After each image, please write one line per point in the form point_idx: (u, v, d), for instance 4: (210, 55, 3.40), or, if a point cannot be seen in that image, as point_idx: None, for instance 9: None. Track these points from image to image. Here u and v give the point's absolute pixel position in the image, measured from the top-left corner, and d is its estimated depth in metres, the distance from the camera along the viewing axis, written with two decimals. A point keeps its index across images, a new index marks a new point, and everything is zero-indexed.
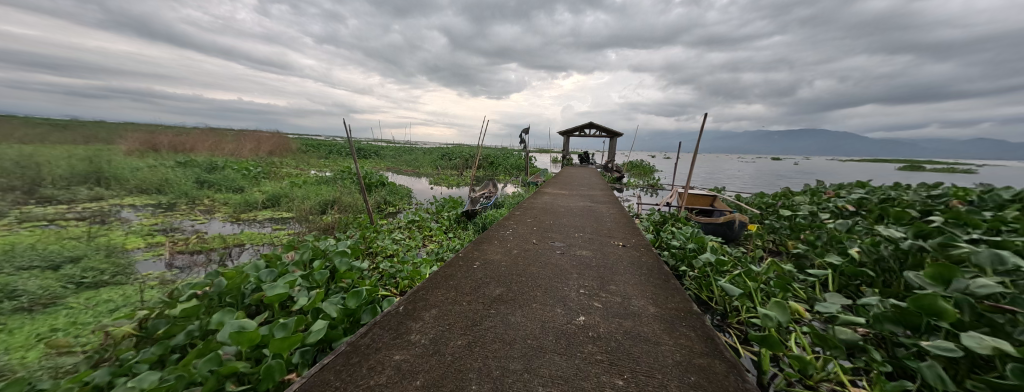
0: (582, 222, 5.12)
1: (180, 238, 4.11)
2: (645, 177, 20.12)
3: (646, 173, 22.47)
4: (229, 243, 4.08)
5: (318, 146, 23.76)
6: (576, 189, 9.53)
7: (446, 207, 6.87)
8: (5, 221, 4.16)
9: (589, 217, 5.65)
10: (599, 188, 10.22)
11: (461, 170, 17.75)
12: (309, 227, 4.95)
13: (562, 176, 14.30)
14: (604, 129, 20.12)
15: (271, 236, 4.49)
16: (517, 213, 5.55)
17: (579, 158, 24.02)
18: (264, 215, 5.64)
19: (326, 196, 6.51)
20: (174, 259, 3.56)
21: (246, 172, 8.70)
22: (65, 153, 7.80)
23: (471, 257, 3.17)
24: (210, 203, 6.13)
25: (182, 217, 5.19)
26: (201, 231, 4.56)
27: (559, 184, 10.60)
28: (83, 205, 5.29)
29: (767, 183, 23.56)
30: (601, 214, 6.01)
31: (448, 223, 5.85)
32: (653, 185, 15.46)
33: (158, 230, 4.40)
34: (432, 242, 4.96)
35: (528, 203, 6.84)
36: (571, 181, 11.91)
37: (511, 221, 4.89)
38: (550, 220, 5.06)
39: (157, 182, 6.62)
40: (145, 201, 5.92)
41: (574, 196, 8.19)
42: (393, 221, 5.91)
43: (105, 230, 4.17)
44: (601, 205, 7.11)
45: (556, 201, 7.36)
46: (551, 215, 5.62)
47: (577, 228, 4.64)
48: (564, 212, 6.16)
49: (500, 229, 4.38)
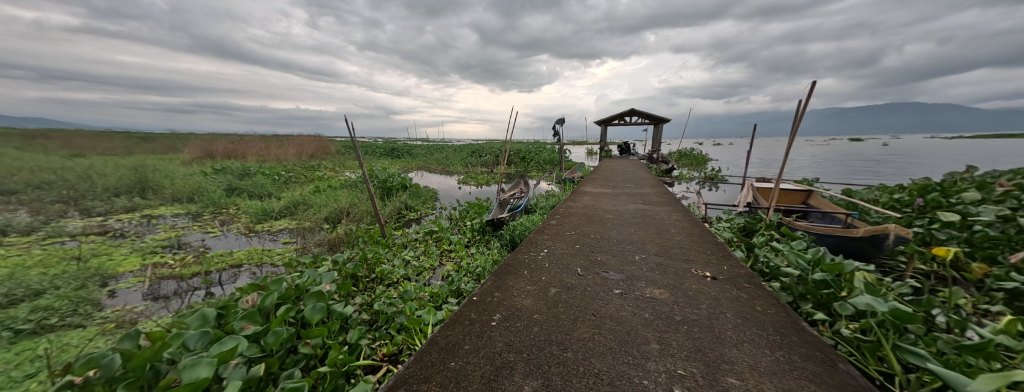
0: (640, 232, 3.90)
1: (179, 258, 3.71)
2: (698, 167, 17.63)
3: (699, 163, 19.77)
4: (222, 265, 3.58)
5: (356, 147, 24.61)
6: (621, 186, 8.14)
7: (470, 213, 6.05)
8: (30, 238, 4.13)
9: (646, 224, 4.39)
10: (648, 183, 8.68)
11: (491, 166, 17.01)
12: (315, 243, 4.38)
13: (601, 169, 12.81)
14: (649, 116, 17.90)
15: (272, 256, 3.92)
16: (553, 222, 4.47)
17: (618, 150, 21.98)
18: (278, 226, 5.27)
19: (343, 203, 6.03)
20: (156, 288, 3.08)
21: (277, 177, 8.71)
22: (125, 165, 8.39)
23: (491, 302, 2.20)
24: (233, 212, 5.99)
25: (199, 229, 4.97)
26: (207, 248, 4.18)
27: (599, 180, 9.28)
28: (118, 217, 5.35)
29: (858, 169, 19.36)
30: (660, 219, 4.70)
31: (471, 235, 4.96)
32: (712, 178, 13.23)
33: (164, 247, 4.12)
34: (449, 261, 4.13)
35: (565, 206, 5.70)
36: (613, 176, 10.45)
37: (546, 235, 3.83)
38: (597, 232, 3.93)
39: (190, 190, 6.69)
40: (175, 210, 5.92)
41: (620, 195, 6.87)
42: (409, 233, 5.19)
43: (114, 248, 3.96)
44: (655, 206, 5.78)
45: (600, 202, 6.14)
46: (597, 222, 4.46)
47: (635, 244, 3.45)
48: (612, 216, 4.95)
49: (531, 249, 3.36)
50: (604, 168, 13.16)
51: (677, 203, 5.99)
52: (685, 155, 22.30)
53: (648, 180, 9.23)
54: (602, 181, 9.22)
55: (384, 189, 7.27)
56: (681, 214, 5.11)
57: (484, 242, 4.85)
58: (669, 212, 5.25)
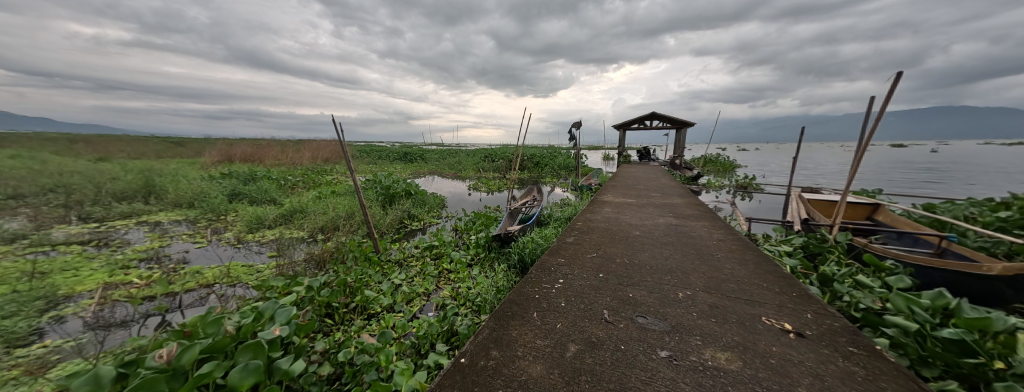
0: (678, 256, 3.17)
1: (147, 274, 3.33)
2: (728, 174, 16.30)
3: (728, 170, 18.34)
4: (189, 285, 3.16)
5: (372, 151, 24.86)
6: (645, 195, 7.33)
7: (476, 225, 5.48)
8: (10, 247, 3.94)
9: (683, 243, 3.65)
10: (675, 192, 7.82)
11: (504, 172, 16.50)
12: (300, 259, 3.93)
13: (621, 176, 11.95)
14: (672, 120, 16.78)
15: (249, 275, 3.47)
16: (570, 240, 3.80)
17: (638, 155, 20.95)
18: (270, 236, 4.90)
19: (341, 211, 5.62)
20: (106, 315, 2.67)
21: (284, 183, 8.55)
22: (141, 169, 8.50)
23: (485, 369, 1.54)
24: (230, 219, 5.72)
25: (187, 239, 4.67)
26: (185, 263, 3.81)
27: (620, 188, 8.49)
28: (115, 224, 5.19)
29: (914, 178, 17.26)
30: (697, 236, 3.95)
31: (474, 252, 4.38)
32: (745, 185, 12.05)
33: (141, 260, 3.79)
34: (446, 284, 3.55)
35: (584, 218, 5.01)
36: (635, 183, 9.60)
37: (562, 258, 3.17)
38: (624, 255, 3.24)
39: (193, 196, 6.55)
40: (174, 217, 5.72)
41: (646, 205, 6.12)
42: (408, 247, 4.67)
43: (89, 261, 3.66)
44: (688, 218, 5.01)
45: (623, 213, 5.42)
46: (623, 241, 3.76)
47: (675, 273, 2.74)
48: (639, 231, 4.24)
49: (544, 278, 2.71)
50: (624, 175, 12.30)
51: (714, 215, 5.17)
52: (711, 161, 20.84)
53: (675, 188, 8.36)
54: (623, 189, 8.43)
55: (388, 196, 6.83)
56: (722, 228, 4.32)
57: (490, 261, 4.24)
58: (707, 227, 4.46)
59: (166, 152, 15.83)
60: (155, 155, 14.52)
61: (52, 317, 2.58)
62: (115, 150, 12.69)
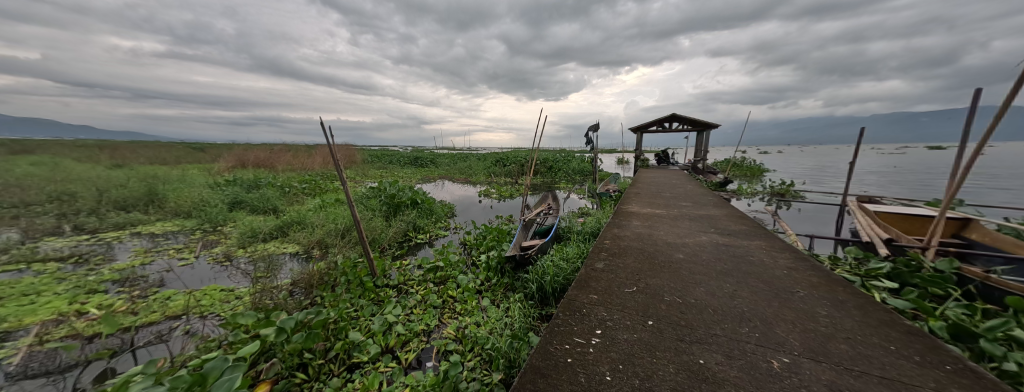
0: (745, 293, 2.48)
1: (111, 302, 2.87)
2: (756, 180, 15.14)
3: (754, 175, 17.15)
4: (152, 318, 2.66)
5: (384, 155, 24.85)
6: (674, 205, 6.60)
7: (487, 239, 4.93)
8: None
9: (743, 271, 2.95)
10: (708, 201, 7.02)
11: (516, 177, 15.92)
12: (287, 282, 3.44)
13: (642, 182, 11.16)
14: (693, 122, 15.76)
15: (224, 305, 2.97)
16: (601, 267, 3.15)
17: (656, 159, 19.94)
18: (263, 251, 4.48)
19: (341, 223, 5.17)
20: (37, 360, 2.15)
21: (289, 190, 8.25)
22: (149, 176, 8.38)
23: None
24: (226, 231, 5.35)
25: (173, 254, 4.28)
26: (160, 286, 3.36)
27: (643, 197, 7.76)
28: (106, 237, 4.89)
29: (973, 183, 15.48)
30: (756, 261, 3.25)
31: (484, 277, 3.80)
32: (780, 192, 11.02)
33: (114, 282, 3.37)
34: (452, 320, 3.00)
35: (612, 235, 4.35)
36: (660, 191, 8.82)
37: (594, 295, 2.53)
38: (673, 290, 2.56)
39: (193, 205, 6.28)
40: (168, 228, 5.40)
41: (679, 218, 5.41)
42: (410, 268, 4.15)
43: (57, 282, 3.26)
44: (735, 234, 4.28)
45: (655, 228, 4.73)
46: (666, 268, 3.08)
47: (752, 322, 2.05)
48: (682, 253, 3.54)
49: (575, 327, 2.06)
50: (645, 181, 11.50)
51: (765, 231, 4.42)
52: (736, 165, 19.60)
53: (707, 197, 7.57)
54: (648, 197, 7.69)
55: (392, 205, 6.37)
56: (782, 249, 3.60)
57: (502, 288, 3.66)
58: (762, 246, 3.75)
59: (184, 157, 16.08)
60: (173, 160, 14.74)
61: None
62: (133, 155, 12.86)
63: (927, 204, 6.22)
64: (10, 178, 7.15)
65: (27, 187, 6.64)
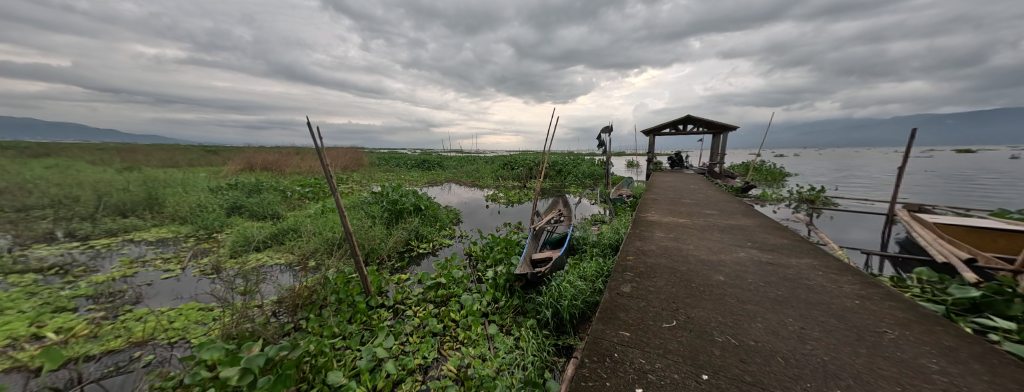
0: (816, 332, 1.99)
1: (74, 325, 2.65)
2: (779, 185, 14.29)
3: (776, 180, 16.25)
4: (113, 345, 2.46)
5: (392, 158, 24.80)
6: (698, 213, 6.06)
7: (494, 251, 4.54)
8: None
9: (803, 299, 2.45)
10: (735, 209, 6.43)
11: (524, 181, 15.50)
12: (272, 301, 3.12)
13: (658, 187, 10.57)
14: (710, 125, 14.98)
15: (198, 329, 2.78)
16: (627, 291, 2.68)
17: (670, 162, 19.22)
18: (253, 262, 4.23)
19: (338, 232, 4.86)
20: None
21: (290, 194, 8.02)
22: (153, 179, 8.32)
23: None
24: (220, 239, 5.15)
25: (160, 266, 4.06)
26: (137, 301, 3.17)
27: (662, 203, 7.23)
28: (98, 244, 4.72)
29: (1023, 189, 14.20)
30: (813, 285, 2.74)
31: (491, 298, 3.44)
32: (809, 199, 10.24)
33: (88, 298, 3.16)
34: (453, 353, 2.64)
35: (634, 249, 3.88)
36: (679, 197, 8.25)
37: (625, 331, 2.07)
38: (724, 326, 2.08)
39: (191, 210, 6.12)
40: (162, 235, 5.24)
41: (707, 228, 4.88)
42: (410, 284, 3.84)
43: (27, 297, 3.03)
44: (777, 249, 3.75)
45: (682, 240, 4.23)
46: (706, 293, 2.60)
47: (842, 379, 1.56)
48: (720, 272, 3.06)
49: (606, 382, 1.60)
50: (661, 185, 10.90)
51: (812, 246, 3.86)
52: (755, 168, 18.66)
53: (732, 204, 6.97)
54: (667, 204, 7.16)
55: (394, 212, 6.03)
56: (841, 270, 3.07)
57: (511, 312, 3.29)
58: (814, 265, 3.22)
59: (196, 159, 16.28)
60: (185, 163, 14.92)
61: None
62: (145, 157, 13.00)
63: (992, 215, 5.49)
64: (18, 181, 7.15)
65: (31, 190, 6.60)
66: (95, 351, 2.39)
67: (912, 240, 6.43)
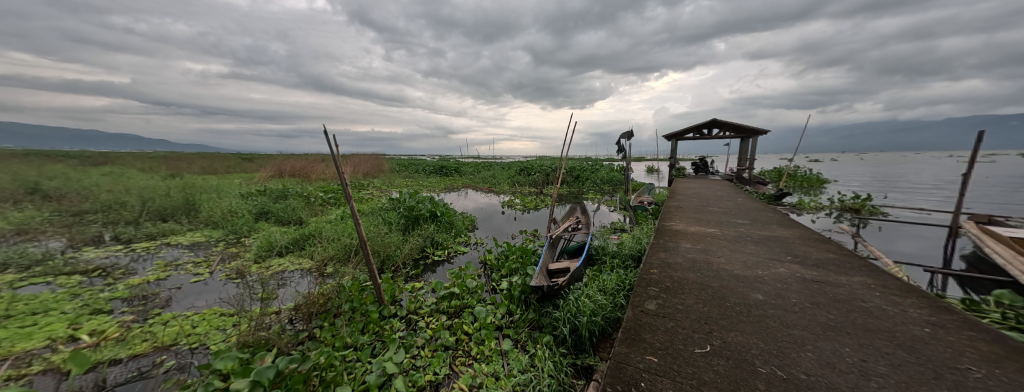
0: (882, 367, 1.70)
1: (105, 328, 3.04)
2: (818, 193, 13.21)
3: (813, 187, 15.10)
4: (139, 350, 2.77)
5: (412, 164, 25.38)
6: (728, 223, 5.64)
7: (510, 260, 4.43)
8: (23, 274, 3.91)
9: (859, 325, 2.14)
10: (770, 218, 5.94)
11: (541, 187, 15.32)
12: (289, 308, 3.18)
13: (682, 193, 10.06)
14: (738, 129, 14.17)
15: (215, 334, 3.07)
16: (652, 309, 2.47)
17: (694, 167, 18.34)
18: (275, 268, 4.41)
19: (355, 239, 4.96)
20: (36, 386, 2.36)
21: (314, 200, 8.31)
22: (192, 185, 8.91)
23: None
24: (247, 244, 5.42)
25: (190, 269, 4.44)
26: (164, 306, 3.56)
27: (687, 211, 6.82)
28: (138, 247, 5.10)
29: None
30: (871, 308, 2.40)
31: (504, 311, 3.34)
32: (853, 208, 9.38)
33: (123, 300, 3.59)
34: (462, 370, 2.55)
35: (659, 261, 3.61)
36: (706, 205, 7.78)
37: (651, 356, 1.88)
38: (767, 355, 1.83)
39: (223, 215, 6.49)
40: (196, 239, 5.58)
41: (740, 240, 4.50)
42: (424, 294, 3.81)
43: (69, 299, 3.47)
44: (823, 265, 3.37)
45: (713, 252, 3.92)
46: (744, 314, 2.34)
47: None
48: (758, 290, 2.77)
49: None
50: (686, 192, 10.37)
51: (865, 262, 3.43)
52: (790, 174, 17.41)
53: (765, 213, 6.47)
54: (693, 212, 6.76)
55: (411, 218, 6.08)
56: (902, 291, 2.68)
57: (526, 326, 3.16)
58: (868, 284, 2.85)
59: (233, 166, 17.45)
60: (223, 170, 16.00)
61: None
62: (188, 166, 14.07)
63: None
64: (79, 188, 7.91)
65: (89, 195, 7.29)
66: (122, 354, 2.70)
67: (982, 256, 5.65)
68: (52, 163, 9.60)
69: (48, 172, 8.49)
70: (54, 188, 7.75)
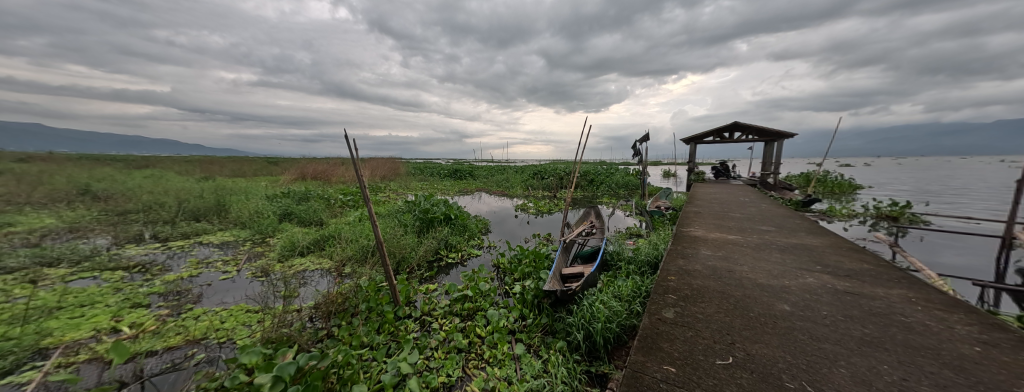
0: (925, 387, 1.57)
1: (143, 321, 3.26)
2: (852, 200, 12.40)
3: (845, 194, 14.24)
4: (173, 342, 2.96)
5: (427, 168, 25.81)
6: (751, 229, 5.39)
7: (523, 263, 4.42)
8: (73, 269, 4.25)
9: (899, 342, 1.99)
10: (798, 226, 5.63)
11: (554, 191, 15.22)
12: (309, 306, 3.29)
13: (702, 198, 9.71)
14: (762, 133, 13.60)
15: (241, 330, 3.23)
16: (670, 317, 2.40)
17: (715, 172, 17.70)
18: (296, 267, 4.59)
19: (372, 240, 5.10)
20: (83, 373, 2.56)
21: (334, 202, 8.60)
22: (222, 187, 9.41)
23: None
24: (272, 244, 5.69)
25: (219, 267, 4.69)
26: (196, 301, 3.78)
27: (708, 217, 6.58)
28: (174, 245, 5.45)
29: None
30: (913, 324, 2.23)
31: (517, 314, 3.34)
32: (890, 216, 8.78)
33: (160, 295, 3.83)
34: (474, 373, 2.55)
35: (677, 268, 3.50)
36: (727, 210, 7.48)
37: (669, 366, 1.82)
38: (796, 369, 1.73)
39: (250, 216, 6.83)
40: (225, 238, 5.89)
41: (764, 247, 4.28)
42: (437, 295, 3.86)
43: (113, 293, 3.75)
44: (857, 276, 3.15)
45: (734, 260, 3.75)
46: (769, 326, 2.22)
47: None
48: (785, 301, 2.62)
49: None
50: (706, 197, 10.00)
51: (904, 274, 3.19)
52: (820, 179, 16.47)
53: (792, 220, 6.15)
54: (713, 218, 6.50)
55: (426, 220, 6.19)
56: (948, 306, 2.47)
57: (539, 331, 3.14)
58: (908, 297, 2.65)
59: (261, 169, 18.38)
60: (251, 173, 16.87)
61: (5, 384, 2.40)
62: (219, 169, 14.95)
63: None
64: (123, 190, 8.55)
65: (132, 196, 7.86)
66: (158, 346, 2.89)
67: None
68: (102, 166, 10.47)
69: (98, 175, 9.25)
70: (102, 190, 8.40)
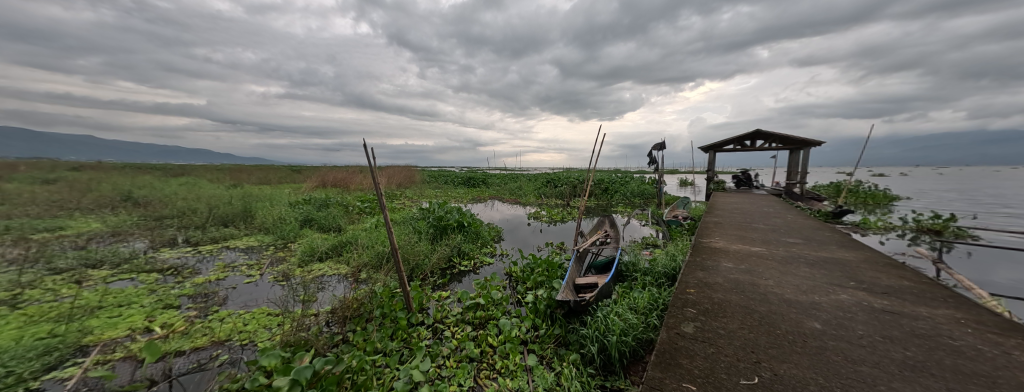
0: None
1: (173, 321, 3.44)
2: (889, 211, 11.57)
3: (880, 205, 13.35)
4: (199, 343, 3.10)
5: (441, 176, 26.19)
6: (777, 241, 5.13)
7: (535, 272, 4.38)
8: (113, 270, 4.56)
9: (947, 367, 1.82)
10: (828, 238, 5.30)
11: (567, 199, 15.07)
12: (326, 310, 3.39)
13: (723, 208, 9.34)
14: (786, 140, 13.04)
15: (262, 332, 3.35)
16: (690, 332, 2.29)
17: (736, 181, 17.02)
18: (315, 272, 4.73)
19: (387, 246, 5.22)
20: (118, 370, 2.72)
21: (351, 209, 8.83)
22: (248, 194, 9.92)
23: None
24: (292, 249, 5.91)
25: (244, 271, 4.91)
26: (221, 304, 3.95)
27: (729, 228, 6.32)
28: (204, 249, 5.75)
29: None
30: (963, 347, 2.03)
31: (530, 324, 3.30)
32: (932, 229, 8.13)
33: (189, 297, 4.04)
34: (485, 384, 2.52)
35: (696, 281, 3.36)
36: (750, 221, 7.16)
37: (690, 384, 1.73)
38: None
39: (273, 222, 7.13)
40: (250, 243, 6.19)
41: (791, 261, 4.06)
42: (450, 303, 3.88)
43: (148, 294, 3.98)
44: (896, 294, 2.92)
45: (758, 273, 3.57)
46: (798, 345, 2.08)
47: None
48: (815, 318, 2.46)
49: None
50: (726, 207, 9.62)
51: (950, 292, 2.93)
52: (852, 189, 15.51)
53: (822, 232, 5.80)
54: (735, 229, 6.24)
55: (439, 228, 6.27)
56: (1003, 329, 2.24)
57: (551, 342, 3.08)
58: (956, 319, 2.43)
59: (284, 177, 19.29)
60: (276, 181, 17.72)
61: (50, 378, 2.58)
62: (247, 176, 15.78)
63: None
64: (160, 196, 9.17)
65: (169, 202, 8.42)
66: (186, 347, 3.04)
67: None
68: (143, 174, 11.29)
69: (139, 182, 9.96)
70: (142, 196, 9.04)
